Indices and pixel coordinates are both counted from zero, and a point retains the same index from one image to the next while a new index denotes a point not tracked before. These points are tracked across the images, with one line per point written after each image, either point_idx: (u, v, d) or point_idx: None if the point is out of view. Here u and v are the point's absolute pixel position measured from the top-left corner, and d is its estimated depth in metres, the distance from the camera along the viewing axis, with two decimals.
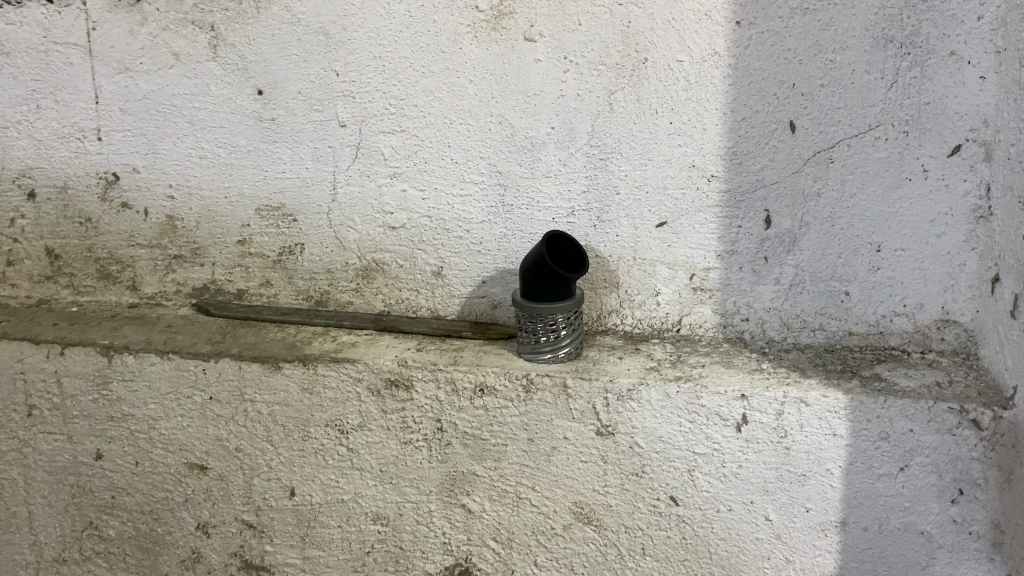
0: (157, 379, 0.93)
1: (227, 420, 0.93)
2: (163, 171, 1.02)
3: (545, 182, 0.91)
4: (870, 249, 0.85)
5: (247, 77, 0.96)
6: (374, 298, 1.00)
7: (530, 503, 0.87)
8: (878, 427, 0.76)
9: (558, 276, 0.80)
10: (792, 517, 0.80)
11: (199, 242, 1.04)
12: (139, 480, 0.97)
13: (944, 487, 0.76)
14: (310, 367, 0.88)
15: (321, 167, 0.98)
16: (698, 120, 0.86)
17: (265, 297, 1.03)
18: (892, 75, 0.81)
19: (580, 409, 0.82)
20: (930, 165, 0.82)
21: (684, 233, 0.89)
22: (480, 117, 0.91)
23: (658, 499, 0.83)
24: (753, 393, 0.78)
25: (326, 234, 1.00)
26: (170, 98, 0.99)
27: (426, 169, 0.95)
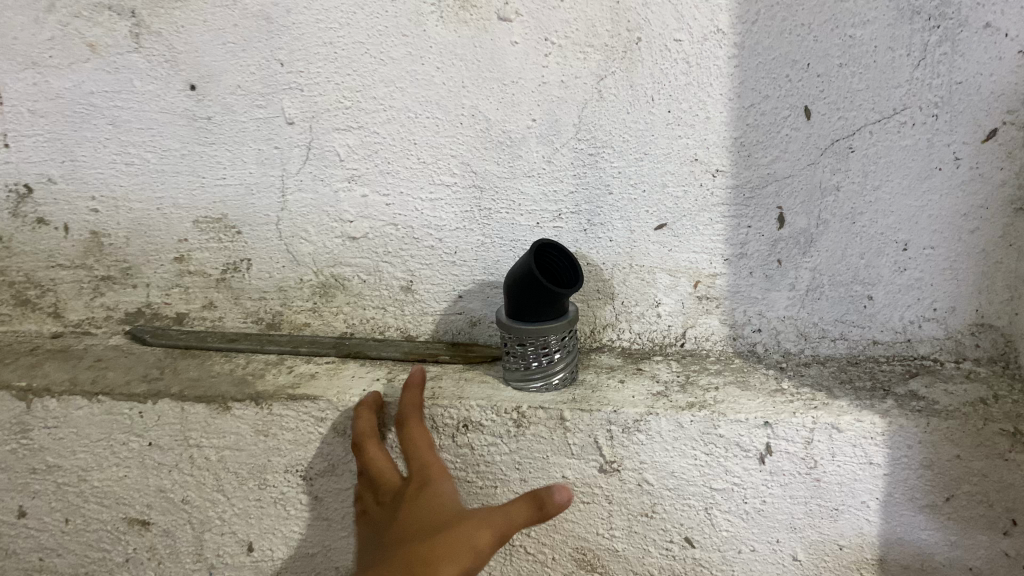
0: (86, 425, 0.80)
1: (169, 469, 0.80)
2: (84, 181, 0.88)
3: (527, 182, 0.80)
4: (896, 249, 0.76)
5: (176, 70, 0.83)
6: (334, 319, 0.89)
7: (524, 551, 0.77)
8: (920, 454, 0.67)
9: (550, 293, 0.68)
10: (822, 556, 0.71)
11: (131, 261, 0.91)
12: (71, 539, 0.84)
13: (995, 518, 0.67)
14: (263, 407, 0.76)
15: (267, 171, 0.85)
16: (700, 108, 0.75)
17: (208, 320, 0.91)
18: (920, 51, 0.70)
19: (580, 444, 0.72)
20: (962, 153, 0.72)
21: (686, 236, 0.79)
22: (450, 110, 0.80)
23: (671, 541, 0.74)
24: (777, 421, 0.69)
25: (276, 248, 0.88)
26: (88, 97, 0.85)
27: (389, 171, 0.83)
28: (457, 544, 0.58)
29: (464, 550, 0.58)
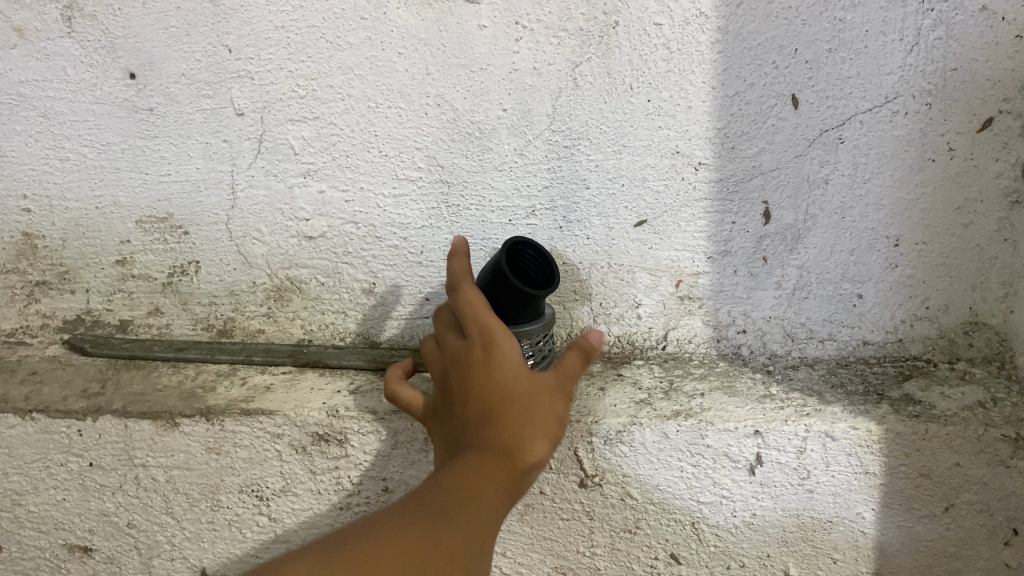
0: (19, 445, 0.73)
1: (112, 492, 0.74)
2: (15, 178, 0.81)
3: (497, 177, 0.75)
4: (887, 244, 0.72)
5: (114, 57, 0.76)
6: (290, 325, 0.83)
7: (500, 572, 0.72)
8: (919, 462, 0.63)
9: (522, 293, 0.62)
10: (815, 570, 0.68)
11: (68, 265, 0.84)
12: (7, 569, 0.78)
13: (996, 527, 0.64)
14: (214, 423, 0.70)
15: (215, 166, 0.79)
16: (682, 97, 0.71)
17: (155, 328, 0.84)
18: (913, 36, 0.67)
19: (559, 458, 0.67)
20: (956, 144, 0.68)
21: (667, 232, 0.75)
22: (413, 99, 0.74)
23: (656, 558, 0.69)
24: (769, 429, 0.64)
25: (227, 249, 0.81)
26: (16, 86, 0.78)
27: (348, 165, 0.77)
28: (559, 428, 0.55)
29: (550, 427, 0.54)
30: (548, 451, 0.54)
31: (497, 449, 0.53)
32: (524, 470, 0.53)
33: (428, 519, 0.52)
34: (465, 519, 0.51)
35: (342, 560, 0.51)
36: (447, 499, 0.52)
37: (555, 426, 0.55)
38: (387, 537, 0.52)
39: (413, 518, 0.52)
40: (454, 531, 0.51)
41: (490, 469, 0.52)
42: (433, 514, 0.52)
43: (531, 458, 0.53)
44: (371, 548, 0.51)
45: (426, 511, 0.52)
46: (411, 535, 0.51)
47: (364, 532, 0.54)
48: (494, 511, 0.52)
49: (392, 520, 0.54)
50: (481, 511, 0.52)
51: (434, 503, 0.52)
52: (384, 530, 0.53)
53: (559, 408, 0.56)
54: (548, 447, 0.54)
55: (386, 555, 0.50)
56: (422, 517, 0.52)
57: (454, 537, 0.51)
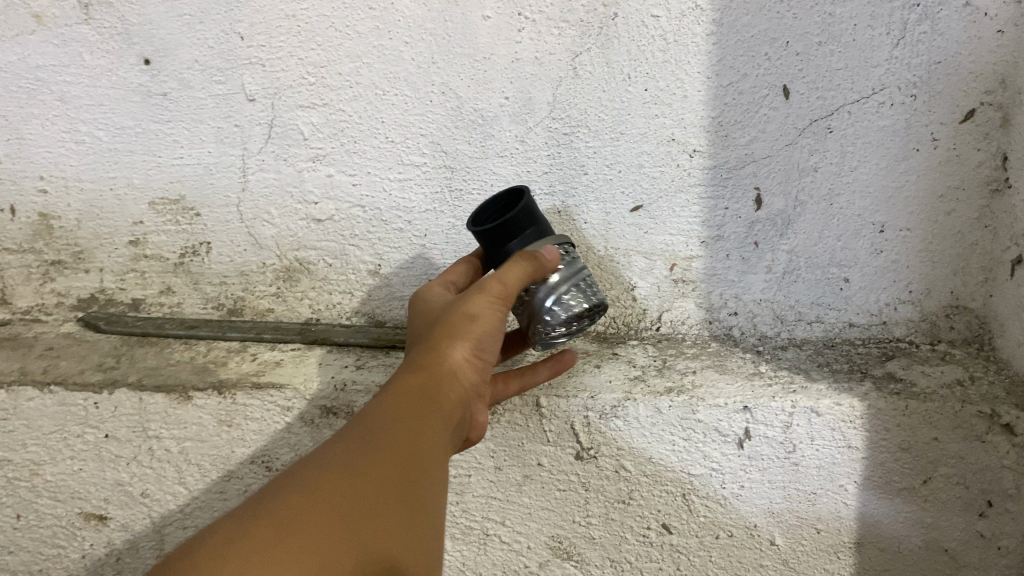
0: (37, 417, 0.76)
1: (127, 462, 0.77)
2: (32, 160, 0.84)
3: (499, 163, 0.78)
4: (873, 231, 0.75)
5: (129, 43, 0.79)
6: (299, 304, 0.85)
7: (499, 541, 0.75)
8: (899, 437, 0.67)
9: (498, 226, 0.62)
10: (800, 540, 0.71)
11: (82, 245, 0.86)
12: (24, 536, 0.81)
13: (971, 499, 0.67)
14: (225, 397, 0.74)
15: (227, 150, 0.82)
16: (678, 87, 0.74)
17: (166, 307, 0.86)
18: (899, 30, 0.70)
19: (556, 431, 0.70)
20: (940, 134, 0.71)
21: (662, 218, 0.78)
22: (419, 87, 0.77)
23: (648, 528, 0.72)
24: (757, 404, 0.68)
25: (238, 231, 0.84)
26: (34, 71, 0.81)
27: (356, 150, 0.80)
28: (478, 331, 0.58)
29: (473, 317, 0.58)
30: (471, 357, 0.57)
31: (416, 364, 0.56)
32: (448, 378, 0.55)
33: (386, 474, 0.48)
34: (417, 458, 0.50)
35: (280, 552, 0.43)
36: (402, 450, 0.50)
37: (472, 330, 0.57)
38: (335, 498, 0.46)
39: (364, 463, 0.49)
40: (416, 493, 0.49)
41: (419, 383, 0.54)
42: (394, 464, 0.49)
43: (449, 366, 0.56)
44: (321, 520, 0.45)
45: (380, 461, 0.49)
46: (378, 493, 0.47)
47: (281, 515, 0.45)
48: (438, 425, 0.54)
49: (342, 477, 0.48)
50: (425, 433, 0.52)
51: (395, 460, 0.49)
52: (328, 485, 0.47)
53: (478, 311, 0.58)
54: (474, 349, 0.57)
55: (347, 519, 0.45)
56: (377, 466, 0.49)
57: (416, 501, 0.49)
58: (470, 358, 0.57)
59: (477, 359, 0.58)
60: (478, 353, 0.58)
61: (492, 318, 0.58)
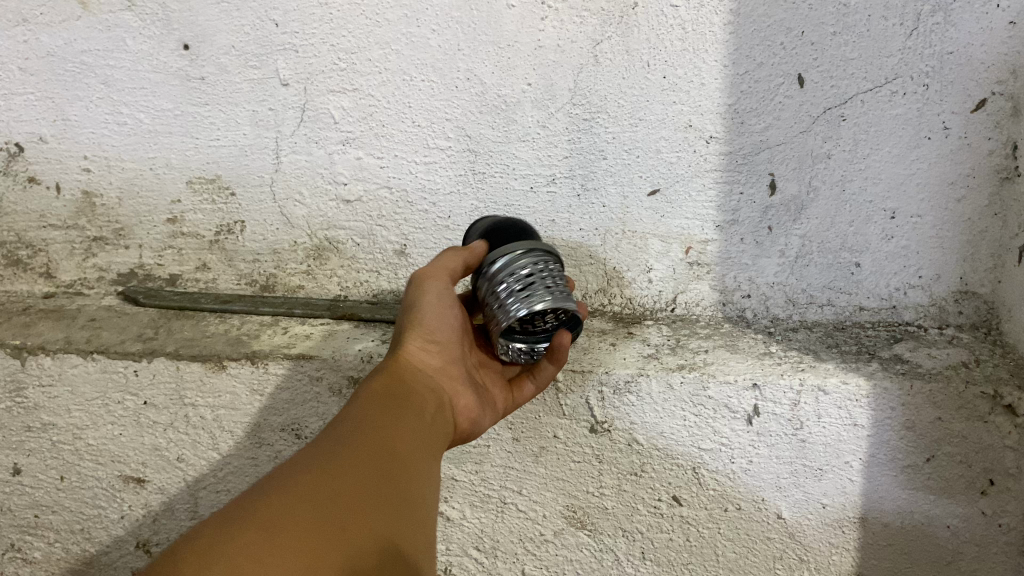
0: (81, 383, 0.80)
1: (165, 428, 0.81)
2: (76, 141, 0.88)
3: (521, 147, 0.81)
4: (884, 217, 0.77)
5: (169, 29, 0.83)
6: (328, 282, 0.89)
7: (516, 509, 0.78)
8: (903, 416, 0.69)
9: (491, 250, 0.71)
10: (806, 515, 0.73)
11: (123, 222, 0.90)
12: (67, 496, 0.85)
13: (973, 478, 0.69)
14: (259, 366, 0.77)
15: (261, 133, 0.85)
16: (696, 74, 0.76)
17: (202, 282, 0.90)
18: (913, 21, 0.71)
19: (572, 405, 0.73)
20: (952, 123, 0.73)
21: (679, 202, 0.80)
22: (446, 73, 0.80)
23: (659, 500, 0.75)
24: (766, 382, 0.70)
25: (270, 211, 0.88)
26: (80, 55, 0.85)
27: (384, 134, 0.83)
28: (424, 317, 0.64)
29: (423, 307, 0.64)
30: (418, 345, 0.64)
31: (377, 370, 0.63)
32: (401, 365, 0.62)
33: (379, 467, 0.52)
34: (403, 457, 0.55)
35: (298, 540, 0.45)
36: (385, 442, 0.54)
37: (417, 318, 0.64)
38: (341, 484, 0.49)
39: (357, 448, 0.52)
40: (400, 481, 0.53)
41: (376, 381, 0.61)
42: (383, 455, 0.53)
43: (399, 357, 0.63)
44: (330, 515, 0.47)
45: (370, 455, 0.53)
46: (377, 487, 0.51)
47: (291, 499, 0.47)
48: (411, 416, 0.58)
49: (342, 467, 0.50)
50: (404, 428, 0.57)
51: (379, 452, 0.53)
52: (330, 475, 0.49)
53: (416, 297, 0.64)
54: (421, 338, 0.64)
55: (355, 512, 0.48)
56: (368, 458, 0.52)
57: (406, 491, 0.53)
58: (419, 345, 0.64)
59: (428, 346, 0.65)
60: (429, 339, 0.65)
61: (437, 303, 0.64)
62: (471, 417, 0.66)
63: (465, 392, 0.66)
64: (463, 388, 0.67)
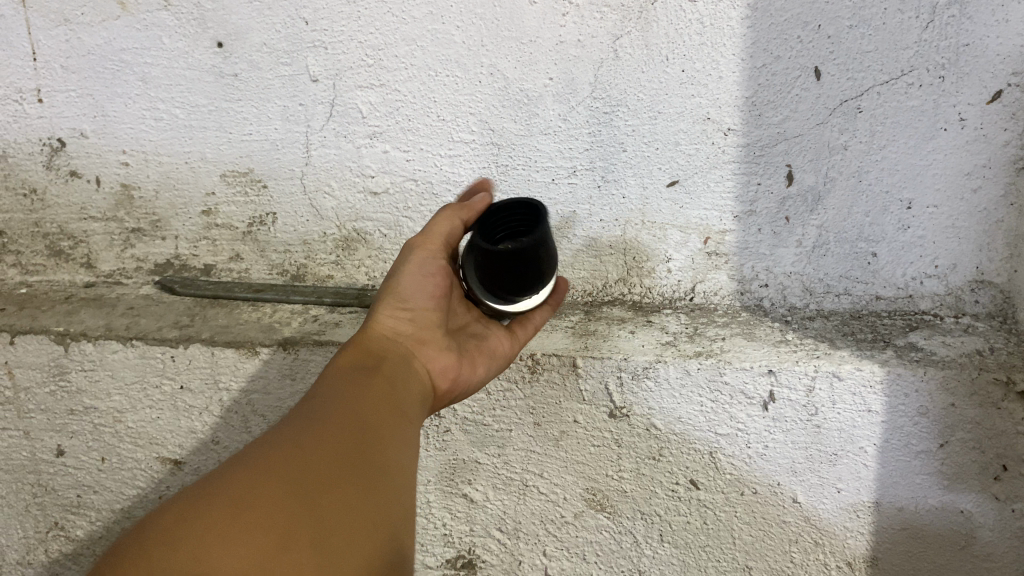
0: (121, 368, 0.84)
1: (200, 411, 0.84)
2: (116, 136, 0.91)
3: (542, 140, 0.84)
4: (900, 207, 0.78)
5: (204, 28, 0.85)
6: (356, 272, 0.92)
7: (537, 491, 0.80)
8: (917, 402, 0.70)
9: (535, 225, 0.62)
10: (821, 499, 0.75)
11: (160, 214, 0.94)
12: (108, 477, 0.88)
13: (986, 463, 0.70)
14: (291, 352, 0.81)
15: (292, 127, 0.88)
16: (713, 68, 0.78)
17: (235, 272, 0.93)
18: (929, 14, 0.72)
19: (591, 390, 0.76)
20: (968, 114, 0.74)
21: (697, 192, 0.82)
22: (469, 68, 0.82)
23: (677, 483, 0.77)
24: (782, 368, 0.73)
25: (301, 203, 0.91)
26: (119, 53, 0.88)
27: (410, 128, 0.86)
28: (396, 283, 0.67)
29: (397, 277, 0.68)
30: (390, 314, 0.67)
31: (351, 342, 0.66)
32: (368, 334, 0.65)
33: (335, 449, 0.50)
34: (370, 442, 0.52)
35: (214, 539, 0.42)
36: (344, 424, 0.52)
37: (391, 285, 0.67)
38: (303, 460, 0.48)
39: (319, 426, 0.51)
40: (370, 450, 0.51)
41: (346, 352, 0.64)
42: (342, 436, 0.51)
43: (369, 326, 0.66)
44: (266, 508, 0.44)
45: (328, 440, 0.50)
46: (328, 475, 0.48)
47: (223, 491, 0.45)
48: (375, 386, 0.58)
49: (287, 454, 0.48)
50: (371, 411, 0.55)
51: (347, 426, 0.52)
52: (276, 464, 0.47)
53: (397, 268, 0.68)
54: (389, 310, 0.67)
55: (297, 503, 0.45)
56: (326, 440, 0.50)
57: (369, 477, 0.49)
58: (393, 313, 0.67)
59: (400, 313, 0.67)
60: (403, 307, 0.67)
61: (413, 267, 0.67)
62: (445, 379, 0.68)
63: (439, 355, 0.68)
64: (435, 350, 0.68)
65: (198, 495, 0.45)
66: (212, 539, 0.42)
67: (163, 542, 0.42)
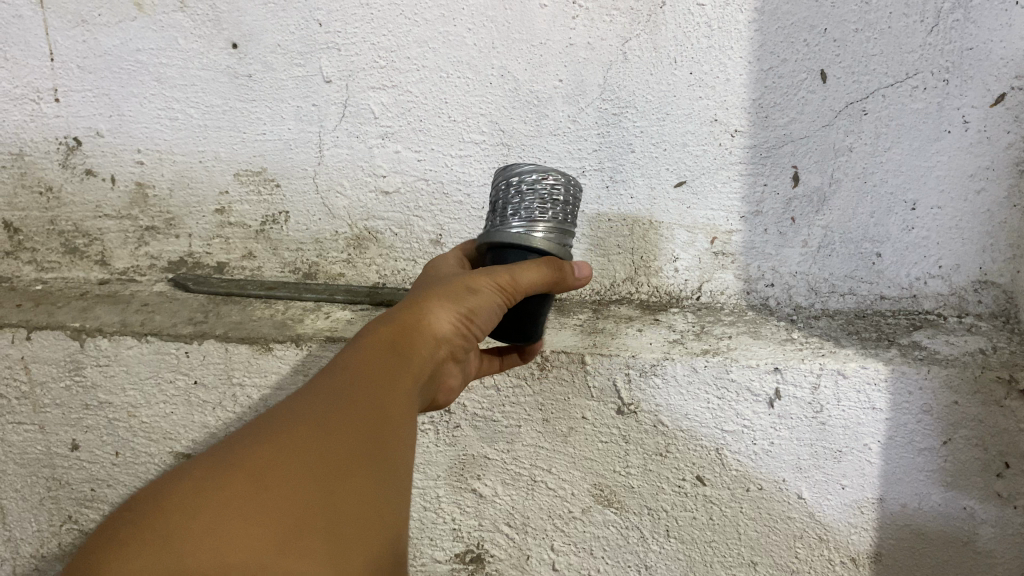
0: (135, 363, 0.85)
1: (214, 406, 0.86)
2: (130, 135, 0.93)
3: (552, 140, 0.85)
4: (905, 208, 0.79)
5: (219, 29, 0.87)
6: (367, 269, 0.92)
7: (546, 487, 0.81)
8: (920, 399, 0.71)
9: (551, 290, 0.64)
10: (826, 495, 0.76)
11: (174, 212, 0.95)
12: (122, 471, 0.89)
13: (989, 461, 0.71)
14: (303, 348, 0.82)
15: (305, 127, 0.90)
16: (721, 71, 0.80)
17: (248, 270, 0.95)
18: (933, 18, 0.74)
19: (599, 387, 0.77)
20: (971, 117, 0.75)
21: (704, 193, 0.83)
22: (480, 70, 0.84)
23: (683, 479, 0.78)
24: (787, 366, 0.74)
25: (313, 202, 0.92)
26: (135, 54, 0.90)
27: (422, 128, 0.87)
28: (471, 300, 0.60)
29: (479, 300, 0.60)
30: (450, 321, 0.61)
31: (393, 320, 0.60)
32: (418, 329, 0.60)
33: (354, 435, 0.49)
34: (389, 435, 0.51)
35: (228, 517, 0.41)
36: (367, 410, 0.51)
37: (466, 302, 0.60)
38: (325, 445, 0.47)
39: (344, 410, 0.50)
40: (388, 445, 0.50)
41: (389, 336, 0.58)
42: (362, 424, 0.50)
43: (427, 322, 0.60)
44: (282, 490, 0.43)
45: (346, 426, 0.49)
46: (345, 464, 0.47)
47: (242, 468, 0.44)
48: (405, 382, 0.56)
49: (305, 436, 0.47)
50: (391, 398, 0.54)
51: (372, 414, 0.51)
52: (296, 446, 0.46)
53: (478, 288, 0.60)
54: (452, 318, 0.61)
55: (313, 489, 0.44)
56: (348, 425, 0.49)
57: (383, 470, 0.49)
58: (454, 322, 0.61)
59: (461, 326, 0.61)
60: (465, 323, 0.62)
61: (489, 299, 0.60)
62: (444, 387, 0.68)
63: (454, 369, 0.67)
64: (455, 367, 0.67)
65: (212, 470, 0.45)
66: (226, 516, 0.41)
67: (175, 515, 0.42)
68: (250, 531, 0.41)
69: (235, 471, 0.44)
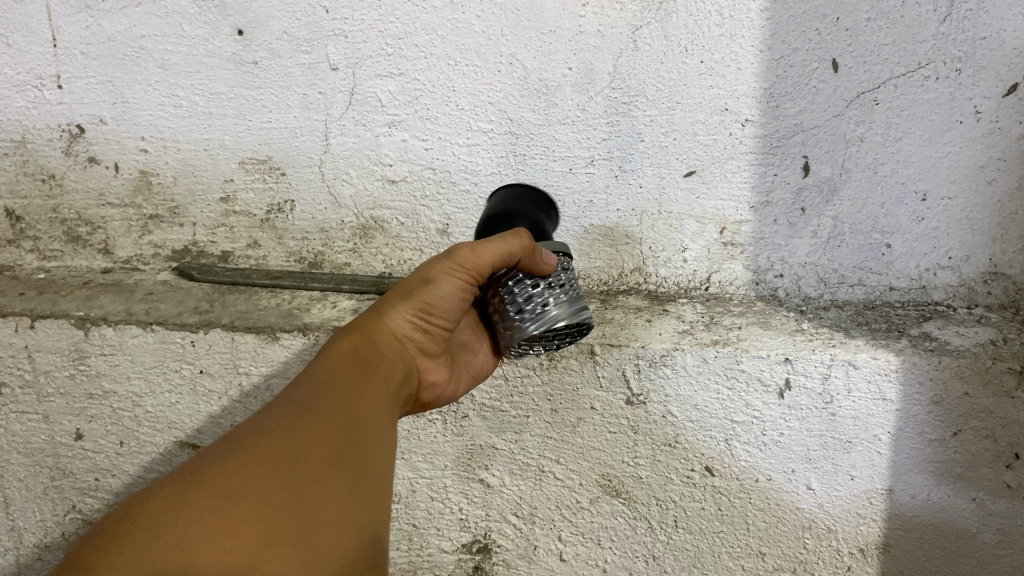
0: (141, 353, 0.85)
1: (219, 396, 0.85)
2: (135, 123, 0.92)
3: (560, 129, 0.84)
4: (915, 199, 0.79)
5: (224, 15, 0.86)
6: (374, 259, 0.93)
7: (553, 477, 0.81)
8: (931, 390, 0.71)
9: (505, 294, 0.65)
10: (834, 486, 0.76)
11: (178, 201, 0.94)
12: (126, 460, 0.89)
13: (999, 451, 0.72)
14: (311, 336, 0.82)
15: (311, 115, 0.89)
16: (733, 60, 0.79)
17: (253, 259, 0.94)
18: (947, 7, 0.74)
19: (609, 376, 0.76)
20: (983, 107, 0.75)
21: (714, 182, 0.83)
22: (489, 58, 0.83)
23: (692, 470, 0.78)
24: (798, 356, 0.73)
25: (320, 190, 0.91)
26: (139, 40, 0.88)
27: (429, 117, 0.87)
28: (426, 293, 0.63)
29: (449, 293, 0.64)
30: (407, 318, 0.64)
31: (356, 327, 0.63)
32: (380, 332, 0.63)
33: (321, 448, 0.49)
34: (357, 444, 0.52)
35: (200, 530, 0.42)
36: (335, 421, 0.52)
37: (421, 291, 0.63)
38: (295, 453, 0.48)
39: (312, 416, 0.52)
40: (359, 454, 0.52)
41: (352, 343, 0.61)
42: (329, 436, 0.51)
43: (384, 323, 0.63)
44: (251, 502, 0.44)
45: (314, 434, 0.50)
46: (312, 473, 0.47)
47: (215, 476, 0.45)
48: (372, 390, 0.58)
49: (276, 446, 0.48)
50: (356, 408, 0.55)
51: (342, 423, 0.52)
52: (264, 456, 0.47)
53: (434, 272, 0.63)
54: (408, 316, 0.64)
55: (280, 497, 0.45)
56: (317, 435, 0.50)
57: (354, 478, 0.50)
58: (410, 319, 0.64)
59: (418, 319, 0.64)
60: (423, 319, 0.65)
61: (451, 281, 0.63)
62: (427, 386, 0.68)
63: (432, 366, 0.68)
64: (436, 363, 0.68)
65: (184, 481, 0.45)
66: (196, 530, 0.42)
67: (145, 530, 0.41)
68: (222, 541, 0.41)
69: (206, 478, 0.45)
